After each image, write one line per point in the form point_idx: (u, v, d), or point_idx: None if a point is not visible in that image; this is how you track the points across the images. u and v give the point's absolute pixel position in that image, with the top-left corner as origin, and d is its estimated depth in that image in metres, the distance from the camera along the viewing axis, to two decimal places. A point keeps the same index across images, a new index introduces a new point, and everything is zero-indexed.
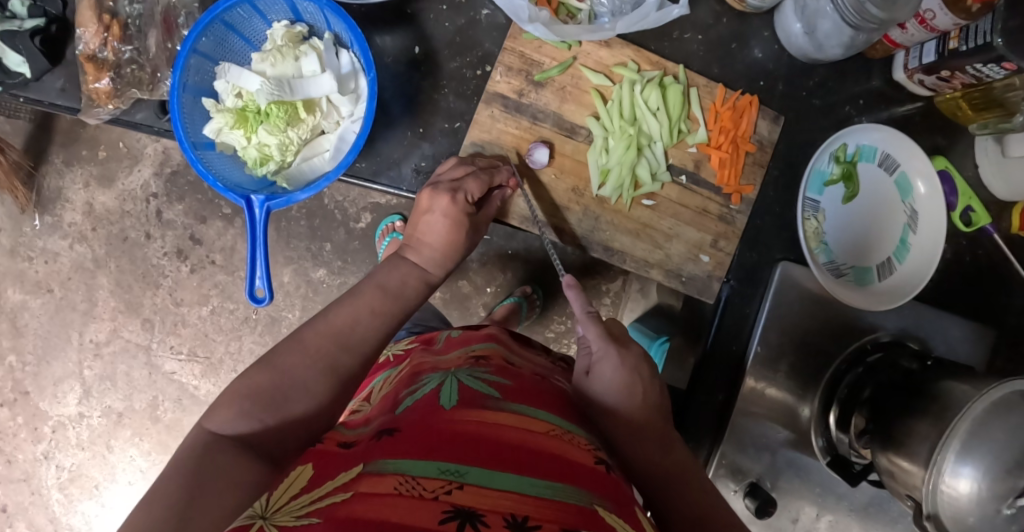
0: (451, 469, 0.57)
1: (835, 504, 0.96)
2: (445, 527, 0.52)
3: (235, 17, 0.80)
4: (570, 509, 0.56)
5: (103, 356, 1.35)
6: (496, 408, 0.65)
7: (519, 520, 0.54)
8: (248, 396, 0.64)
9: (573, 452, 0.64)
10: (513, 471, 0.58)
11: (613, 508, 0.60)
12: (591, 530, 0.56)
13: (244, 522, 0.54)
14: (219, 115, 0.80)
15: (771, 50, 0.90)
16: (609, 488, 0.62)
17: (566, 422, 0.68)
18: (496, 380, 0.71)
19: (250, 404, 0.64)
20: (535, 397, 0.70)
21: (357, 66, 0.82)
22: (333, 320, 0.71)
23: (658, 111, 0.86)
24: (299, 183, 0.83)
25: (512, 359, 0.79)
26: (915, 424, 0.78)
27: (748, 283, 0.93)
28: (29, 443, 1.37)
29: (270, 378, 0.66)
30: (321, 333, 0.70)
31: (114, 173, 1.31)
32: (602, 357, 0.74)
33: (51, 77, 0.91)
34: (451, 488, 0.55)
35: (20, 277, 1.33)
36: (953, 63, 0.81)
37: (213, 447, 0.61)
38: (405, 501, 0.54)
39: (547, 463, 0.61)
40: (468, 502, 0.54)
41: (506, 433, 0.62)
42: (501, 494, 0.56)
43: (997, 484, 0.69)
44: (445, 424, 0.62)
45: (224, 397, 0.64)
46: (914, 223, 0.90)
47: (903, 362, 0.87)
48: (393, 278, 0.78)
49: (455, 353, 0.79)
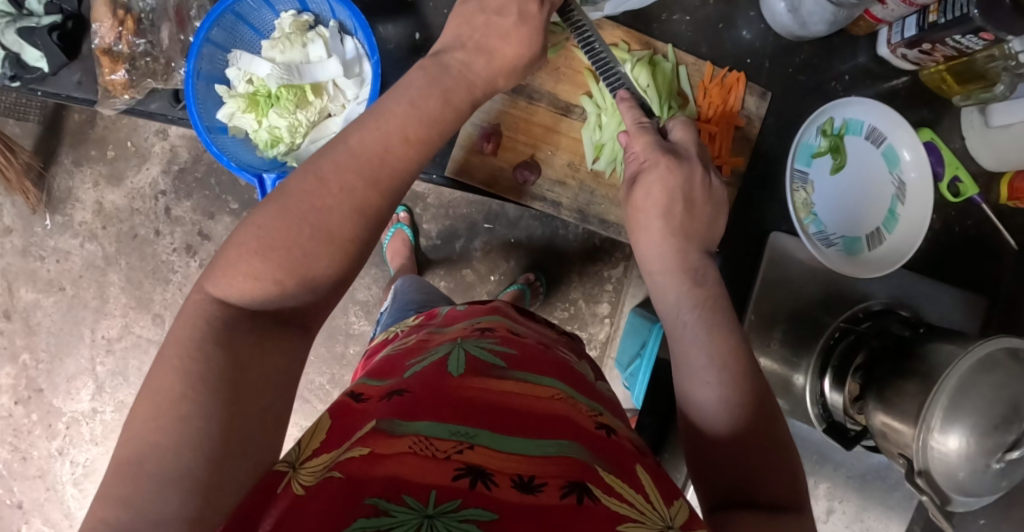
0: (461, 432, 0.59)
1: (832, 471, 1.01)
2: (458, 483, 0.53)
3: (245, 8, 0.83)
4: (576, 465, 0.57)
5: (115, 351, 1.39)
6: (503, 378, 0.67)
7: (527, 481, 0.55)
8: (260, 256, 0.56)
9: (577, 415, 0.65)
10: (519, 434, 0.59)
11: (619, 468, 0.60)
12: (599, 483, 0.56)
13: (267, 471, 0.52)
14: (231, 100, 0.83)
15: (758, 30, 0.93)
16: (613, 451, 0.63)
17: (570, 388, 0.70)
18: (502, 348, 0.74)
19: (259, 262, 0.56)
20: (540, 366, 0.72)
21: (361, 52, 0.84)
22: (340, 172, 0.60)
23: (648, 88, 0.89)
24: (308, 163, 0.86)
25: (517, 331, 0.81)
26: (904, 385, 0.81)
27: (741, 253, 0.98)
28: (44, 439, 1.41)
29: (278, 258, 0.57)
30: (340, 168, 0.59)
31: (123, 171, 1.35)
32: (651, 165, 0.74)
33: (68, 71, 0.95)
34: (462, 448, 0.56)
35: (32, 276, 1.37)
36: (935, 36, 0.84)
37: (228, 328, 0.55)
38: (419, 459, 0.54)
39: (554, 424, 0.62)
40: (480, 461, 0.55)
41: (512, 399, 0.64)
42: (510, 456, 0.57)
43: (985, 440, 0.73)
44: (455, 389, 0.64)
45: (232, 250, 0.56)
46: (902, 194, 0.93)
47: (894, 328, 0.89)
48: (428, 98, 0.66)
49: (461, 327, 0.81)
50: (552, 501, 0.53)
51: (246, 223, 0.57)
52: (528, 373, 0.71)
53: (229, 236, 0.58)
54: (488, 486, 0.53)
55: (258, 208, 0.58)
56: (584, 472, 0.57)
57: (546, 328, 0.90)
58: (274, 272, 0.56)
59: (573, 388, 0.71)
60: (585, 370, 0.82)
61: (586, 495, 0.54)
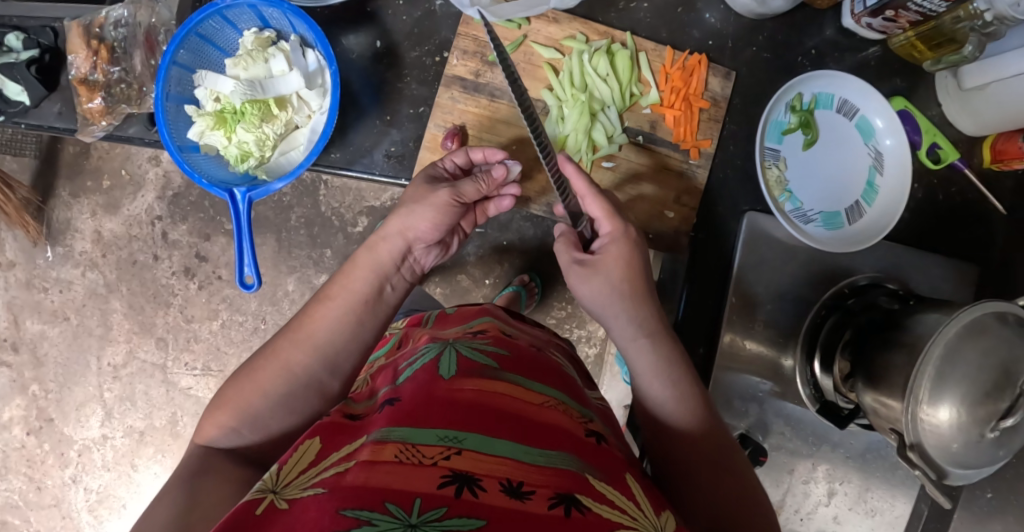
0: (450, 435, 0.60)
1: (829, 453, 0.98)
2: (444, 491, 0.54)
3: (208, 28, 0.84)
4: (564, 474, 0.59)
5: (122, 377, 1.41)
6: (495, 379, 0.68)
7: (514, 486, 0.56)
8: (226, 413, 0.71)
9: (565, 420, 0.66)
10: (508, 438, 0.61)
11: (604, 476, 0.62)
12: (584, 494, 0.58)
13: (256, 497, 0.56)
14: (201, 119, 0.84)
15: (718, 11, 0.93)
16: (601, 456, 0.65)
17: (560, 392, 0.71)
18: (494, 350, 0.74)
19: (230, 419, 0.72)
20: (532, 370, 0.73)
21: (322, 63, 0.85)
22: (305, 329, 0.77)
23: (607, 76, 0.89)
24: (277, 175, 0.87)
25: (508, 331, 0.82)
26: (892, 357, 0.81)
27: (717, 235, 0.95)
28: (58, 468, 1.43)
29: (255, 390, 0.73)
30: (296, 340, 0.77)
31: (119, 200, 1.37)
32: (611, 240, 0.81)
33: (49, 102, 1.01)
34: (449, 454, 0.58)
35: (37, 308, 1.40)
36: (896, 1, 0.84)
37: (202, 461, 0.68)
38: (406, 468, 0.56)
39: (539, 431, 0.63)
40: (466, 467, 0.57)
41: (501, 400, 0.65)
42: (498, 461, 0.58)
43: (977, 408, 0.73)
44: (446, 390, 0.65)
45: (211, 415, 0.72)
46: (880, 164, 0.92)
47: (881, 302, 0.89)
48: (364, 279, 0.82)
49: (454, 328, 0.82)
50: (538, 511, 0.55)
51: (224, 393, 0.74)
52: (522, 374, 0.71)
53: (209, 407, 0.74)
54: (475, 493, 0.55)
55: (235, 379, 0.75)
56: (572, 481, 0.58)
57: (537, 329, 0.91)
58: (237, 421, 0.71)
59: (564, 392, 0.72)
60: (575, 373, 0.82)
61: (572, 506, 0.56)
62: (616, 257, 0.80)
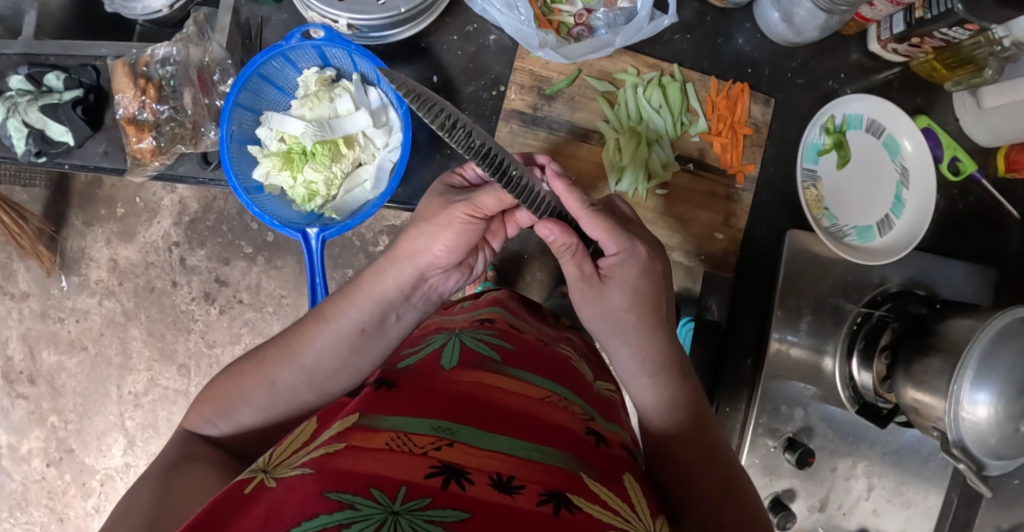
0: (443, 427, 0.59)
1: (868, 450, 1.03)
2: (431, 482, 0.53)
3: (270, 70, 0.87)
4: (555, 472, 0.58)
5: (144, 405, 1.39)
6: (496, 374, 0.68)
7: (504, 481, 0.56)
8: (210, 406, 0.72)
9: (561, 416, 0.66)
10: (503, 434, 0.60)
11: (597, 477, 0.61)
12: (570, 491, 0.57)
13: (247, 475, 0.55)
14: (266, 160, 0.87)
15: (753, 39, 0.98)
16: (595, 455, 0.64)
17: (561, 387, 0.71)
18: (500, 343, 0.75)
19: (211, 410, 0.72)
20: (532, 364, 0.73)
21: (386, 101, 0.90)
22: (297, 346, 0.74)
23: (660, 108, 0.94)
24: (344, 212, 0.91)
25: (517, 323, 0.81)
26: (928, 361, 0.86)
27: (761, 252, 1.01)
28: (79, 498, 1.41)
29: (244, 392, 0.72)
30: (295, 352, 0.74)
31: (134, 227, 1.36)
32: (622, 260, 0.74)
33: (93, 142, 1.00)
34: (441, 445, 0.57)
35: (53, 338, 1.38)
36: (922, 30, 0.89)
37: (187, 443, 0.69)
38: (396, 456, 0.55)
39: (534, 427, 0.63)
40: (456, 459, 0.56)
41: (497, 396, 0.65)
42: (489, 455, 0.58)
43: (1012, 404, 0.78)
44: (445, 384, 0.66)
45: (197, 404, 0.73)
46: (907, 180, 0.98)
47: (912, 309, 0.95)
48: (371, 305, 0.76)
49: (461, 318, 0.83)
50: (527, 507, 0.54)
51: (214, 383, 0.74)
52: (521, 370, 0.71)
53: (200, 392, 0.75)
54: (462, 486, 0.54)
55: (229, 370, 0.75)
56: (561, 479, 0.58)
57: (550, 324, 0.89)
58: (216, 415, 0.71)
59: (563, 386, 0.71)
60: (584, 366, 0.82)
61: (561, 505, 0.55)
62: (624, 282, 0.74)
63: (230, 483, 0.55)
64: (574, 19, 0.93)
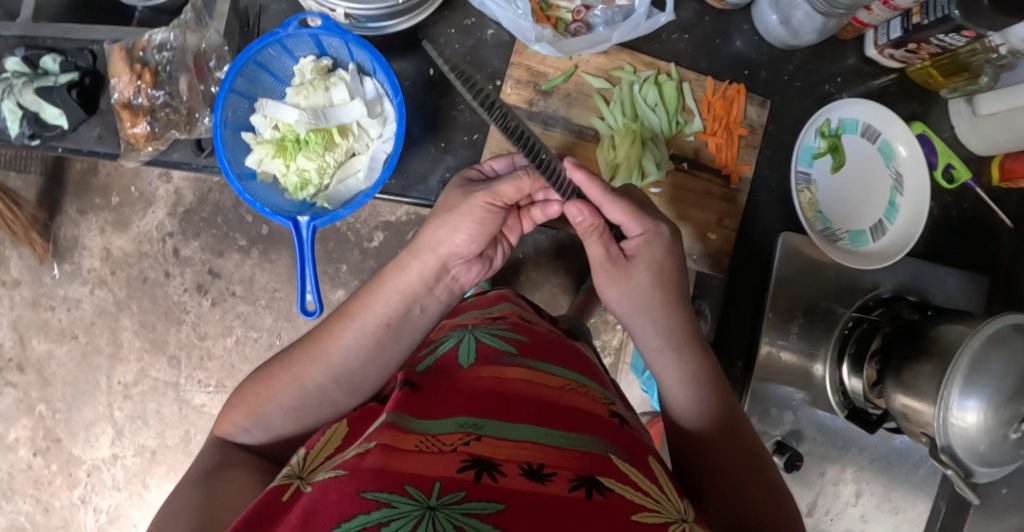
0: (470, 423, 0.61)
1: (857, 456, 1.04)
2: (464, 475, 0.54)
3: (266, 57, 0.88)
4: (584, 456, 0.59)
5: (132, 396, 1.38)
6: (513, 366, 0.69)
7: (535, 468, 0.57)
8: (241, 412, 0.72)
9: (584, 403, 0.67)
10: (529, 423, 0.62)
11: (624, 457, 0.62)
12: (603, 473, 0.58)
13: (281, 483, 0.56)
14: (260, 147, 0.88)
15: (751, 41, 0.98)
16: (620, 438, 0.66)
17: (579, 376, 0.72)
18: (513, 336, 0.75)
19: (242, 416, 0.72)
20: (550, 357, 0.73)
21: (381, 91, 0.90)
22: (323, 344, 0.74)
23: (656, 106, 0.94)
24: (336, 202, 0.91)
25: (527, 317, 0.82)
26: (920, 366, 0.86)
27: (755, 255, 1.00)
28: (66, 489, 1.40)
29: (275, 394, 0.72)
30: (321, 351, 0.73)
31: (128, 217, 1.35)
32: (647, 239, 0.77)
33: (87, 127, 0.99)
34: (469, 440, 0.58)
35: (44, 327, 1.37)
36: (919, 36, 0.89)
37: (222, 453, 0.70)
38: (427, 456, 0.56)
39: (558, 415, 0.64)
40: (486, 452, 0.57)
41: (519, 388, 0.66)
42: (518, 446, 0.59)
43: (1001, 411, 0.77)
44: (464, 382, 0.67)
45: (228, 410, 0.73)
46: (900, 185, 0.98)
47: (904, 314, 0.94)
48: (395, 301, 0.76)
49: (473, 314, 0.83)
50: (560, 493, 0.55)
51: (243, 388, 0.74)
52: (539, 360, 0.72)
53: (230, 397, 0.74)
54: (495, 477, 0.55)
55: (256, 374, 0.74)
56: (591, 462, 0.59)
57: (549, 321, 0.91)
58: (248, 422, 0.71)
59: (582, 377, 0.73)
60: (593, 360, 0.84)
61: (593, 489, 0.56)
62: (643, 271, 0.76)
63: (266, 489, 0.55)
64: (572, 15, 0.93)
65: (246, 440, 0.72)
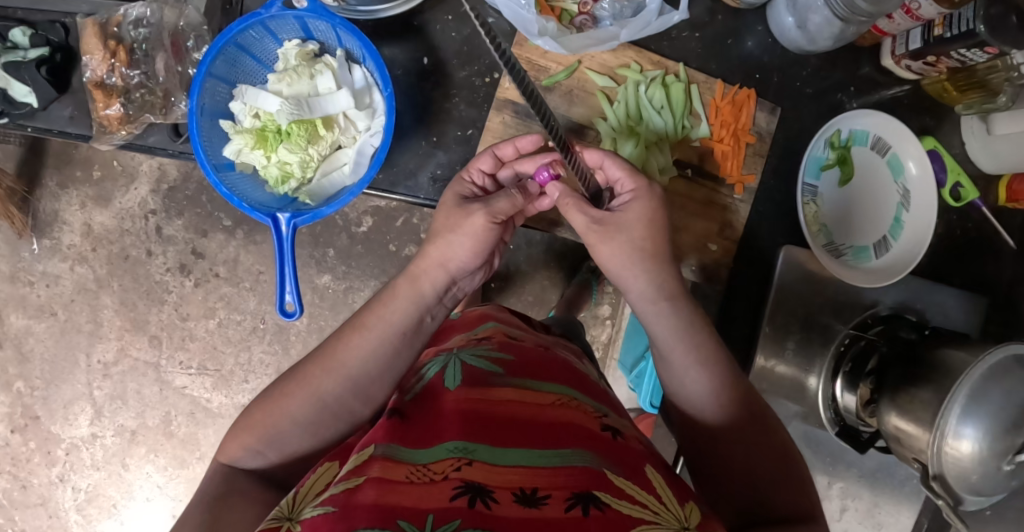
0: (460, 447, 0.56)
1: (845, 472, 1.03)
2: (456, 503, 0.50)
3: (247, 39, 0.85)
4: (579, 471, 0.55)
5: (112, 375, 1.30)
6: (502, 386, 0.65)
7: (528, 493, 0.52)
8: (250, 434, 0.67)
9: (580, 418, 0.63)
10: (519, 445, 0.57)
11: (621, 470, 0.58)
12: (601, 488, 0.54)
13: (272, 525, 0.52)
14: (238, 136, 0.86)
15: (763, 42, 0.94)
16: (620, 451, 0.61)
17: (571, 389, 0.68)
18: (499, 355, 0.70)
19: (251, 439, 0.67)
20: (542, 371, 0.69)
21: (370, 81, 0.88)
22: (338, 355, 0.70)
23: (662, 108, 0.91)
24: (319, 197, 0.89)
25: (514, 334, 0.77)
26: (917, 390, 0.81)
27: (754, 264, 0.97)
28: (44, 467, 1.31)
29: (287, 414, 0.68)
30: (331, 369, 0.69)
31: (110, 192, 1.27)
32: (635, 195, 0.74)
33: (59, 105, 0.94)
34: (460, 466, 0.54)
35: (22, 302, 1.29)
36: (939, 49, 0.85)
37: (230, 480, 0.66)
38: (419, 487, 0.52)
39: (550, 431, 0.59)
40: (479, 478, 0.53)
41: (510, 410, 0.61)
42: (511, 471, 0.54)
43: (997, 443, 0.72)
44: (452, 404, 0.62)
45: (234, 433, 0.68)
46: (907, 201, 0.93)
47: (902, 333, 0.90)
48: (408, 310, 0.73)
49: (458, 337, 0.78)
50: (557, 515, 0.50)
51: (247, 413, 0.70)
52: (528, 379, 0.67)
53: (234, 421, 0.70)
54: (488, 505, 0.50)
55: (262, 396, 0.70)
56: (587, 478, 0.54)
57: (543, 334, 0.86)
58: (262, 443, 0.67)
59: (575, 391, 0.69)
60: (587, 371, 0.79)
61: (590, 505, 0.52)
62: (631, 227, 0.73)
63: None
64: (577, 7, 0.90)
65: (259, 463, 0.68)
